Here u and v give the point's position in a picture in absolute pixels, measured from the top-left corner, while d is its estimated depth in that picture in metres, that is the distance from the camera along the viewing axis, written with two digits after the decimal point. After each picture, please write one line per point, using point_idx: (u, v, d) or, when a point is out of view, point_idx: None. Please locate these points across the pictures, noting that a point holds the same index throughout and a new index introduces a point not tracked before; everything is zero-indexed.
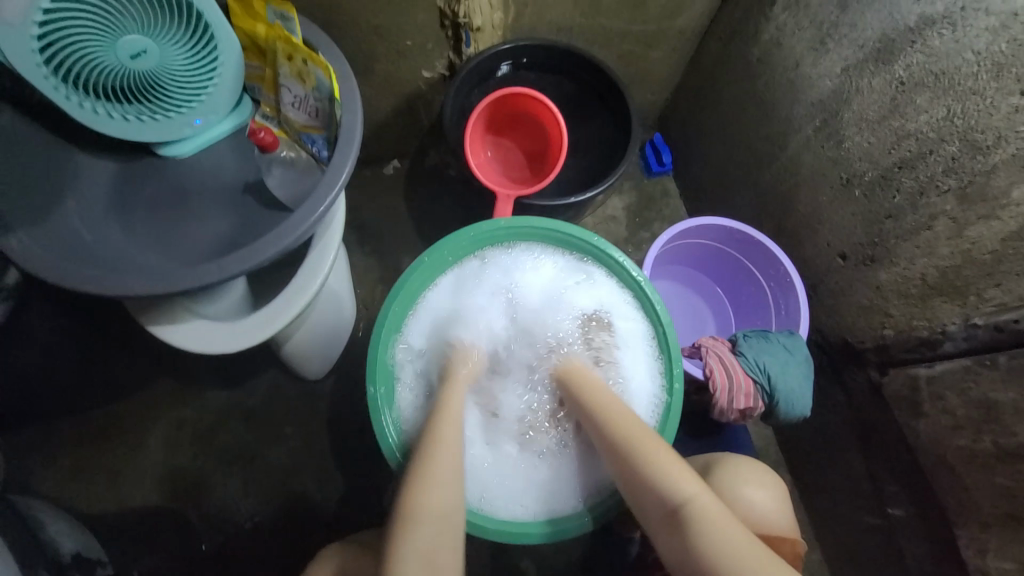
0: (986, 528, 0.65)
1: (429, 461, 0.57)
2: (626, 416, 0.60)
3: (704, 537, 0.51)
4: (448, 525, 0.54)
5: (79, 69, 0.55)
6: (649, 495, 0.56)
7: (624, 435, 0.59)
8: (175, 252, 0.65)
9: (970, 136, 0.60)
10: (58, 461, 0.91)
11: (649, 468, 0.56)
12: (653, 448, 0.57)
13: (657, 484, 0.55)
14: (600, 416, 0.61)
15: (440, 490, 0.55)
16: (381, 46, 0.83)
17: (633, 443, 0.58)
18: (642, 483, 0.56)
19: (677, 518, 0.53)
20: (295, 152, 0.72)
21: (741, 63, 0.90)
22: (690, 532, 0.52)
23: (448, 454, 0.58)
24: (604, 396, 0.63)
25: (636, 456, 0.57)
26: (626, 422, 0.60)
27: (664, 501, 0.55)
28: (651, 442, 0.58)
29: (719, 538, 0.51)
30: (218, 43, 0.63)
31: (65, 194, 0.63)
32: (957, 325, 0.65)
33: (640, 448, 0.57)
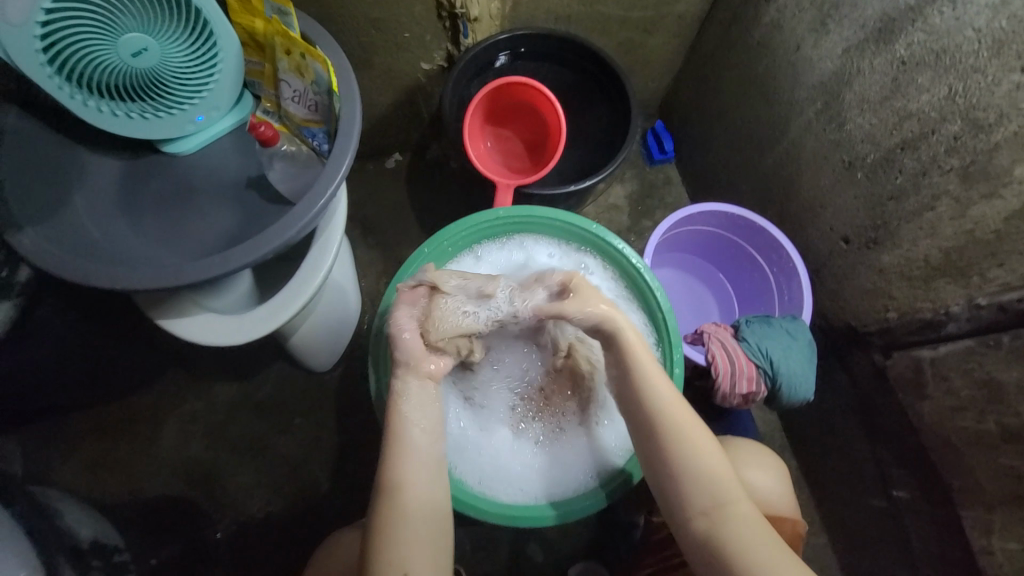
0: (991, 509, 0.65)
1: (410, 445, 0.55)
2: (675, 397, 0.56)
3: (735, 532, 0.52)
4: (431, 513, 0.54)
5: (82, 68, 0.56)
6: (687, 483, 0.54)
7: (671, 420, 0.55)
8: (181, 246, 0.66)
9: (972, 115, 0.59)
10: (75, 453, 0.94)
11: (693, 458, 0.54)
12: (699, 437, 0.55)
13: (699, 474, 0.54)
14: (647, 392, 0.56)
15: (422, 477, 0.54)
16: (379, 39, 0.83)
17: (680, 429, 0.55)
18: (681, 471, 0.54)
19: (712, 510, 0.53)
20: (296, 147, 0.73)
21: (742, 47, 0.90)
22: (722, 525, 0.52)
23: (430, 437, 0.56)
24: (648, 367, 0.57)
25: (683, 444, 0.54)
26: (674, 405, 0.56)
27: (702, 493, 0.53)
28: (698, 431, 0.55)
29: (749, 535, 0.52)
30: (218, 39, 0.64)
31: (73, 194, 0.64)
32: (960, 306, 0.64)
33: (686, 435, 0.55)
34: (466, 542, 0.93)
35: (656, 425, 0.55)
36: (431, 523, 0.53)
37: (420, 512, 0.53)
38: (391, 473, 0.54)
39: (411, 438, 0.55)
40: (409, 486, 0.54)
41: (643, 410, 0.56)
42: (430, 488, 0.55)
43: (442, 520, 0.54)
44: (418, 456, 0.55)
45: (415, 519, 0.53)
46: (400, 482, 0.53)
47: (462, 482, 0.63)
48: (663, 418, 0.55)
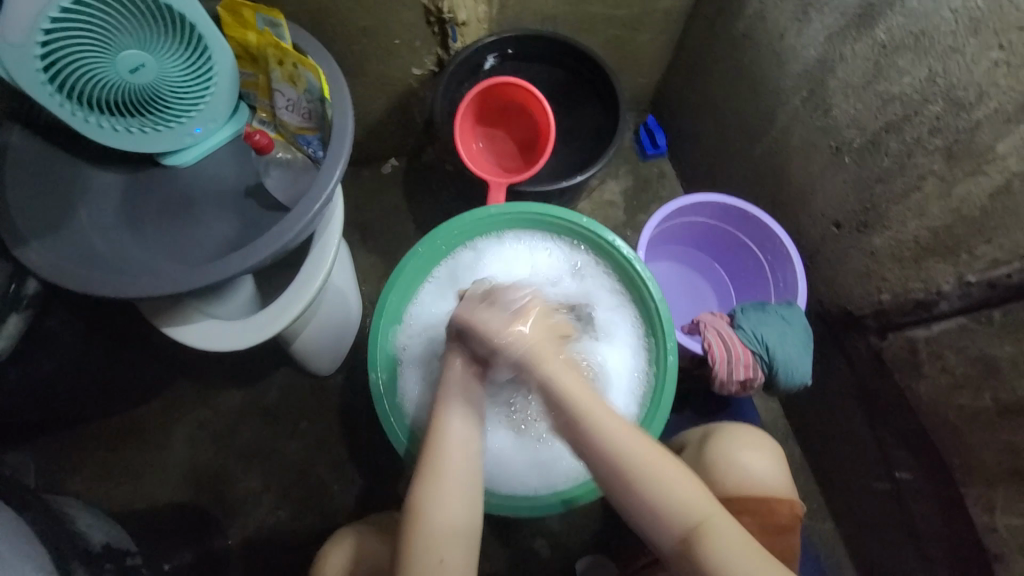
0: (992, 486, 0.65)
1: (443, 460, 0.56)
2: (631, 437, 0.54)
3: (717, 558, 0.50)
4: (461, 534, 0.53)
5: (81, 85, 0.58)
6: (660, 519, 0.52)
7: (632, 461, 0.53)
8: (183, 255, 0.68)
9: (953, 95, 0.60)
10: (87, 464, 0.96)
11: (663, 492, 0.52)
12: (664, 469, 0.53)
13: (671, 507, 0.52)
14: (600, 438, 0.53)
15: (456, 498, 0.54)
16: (370, 47, 0.85)
17: (642, 469, 0.52)
18: (653, 507, 0.52)
19: (689, 538, 0.51)
20: (291, 154, 0.75)
21: (728, 39, 0.91)
22: (702, 553, 0.50)
23: (462, 460, 0.56)
24: (596, 408, 0.55)
25: (650, 482, 0.52)
26: (631, 446, 0.53)
27: (677, 523, 0.52)
28: (663, 464, 0.53)
29: (732, 555, 0.50)
30: (213, 54, 0.66)
31: (78, 207, 0.66)
32: (951, 285, 0.65)
33: (651, 472, 0.52)
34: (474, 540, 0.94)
35: (617, 470, 0.53)
36: (463, 541, 0.53)
37: (456, 528, 0.53)
38: (421, 488, 0.54)
39: (441, 458, 0.56)
40: (441, 505, 0.54)
41: (601, 459, 0.53)
42: (462, 509, 0.54)
43: (473, 537, 0.54)
44: (451, 474, 0.55)
45: (448, 539, 0.52)
46: (429, 499, 0.53)
47: None
48: (623, 461, 0.53)
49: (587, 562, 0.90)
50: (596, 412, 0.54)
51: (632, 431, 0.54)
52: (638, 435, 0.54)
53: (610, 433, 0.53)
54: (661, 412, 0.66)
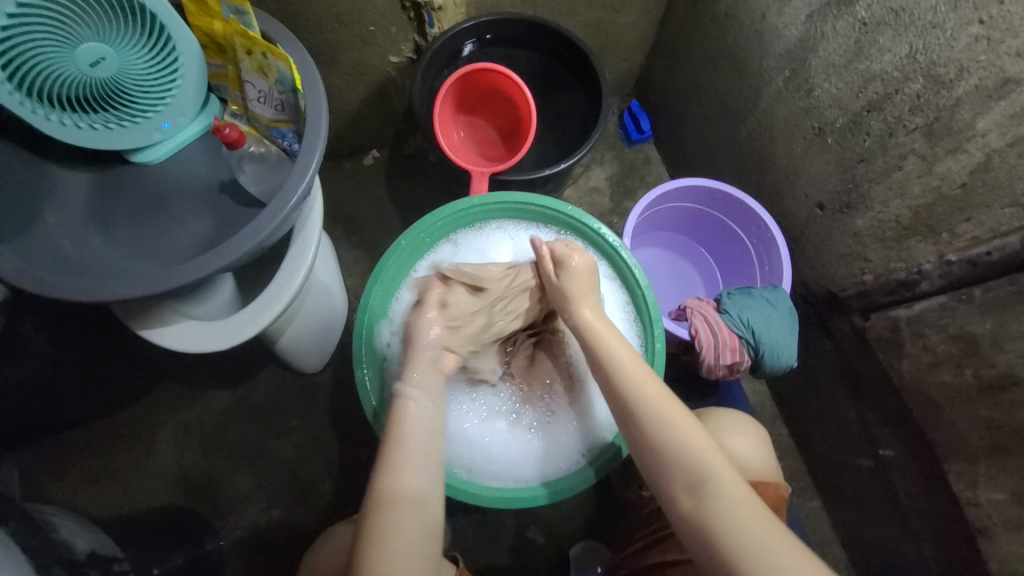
0: (975, 460, 0.65)
1: (403, 432, 0.55)
2: (645, 381, 0.57)
3: (722, 512, 0.50)
4: (421, 503, 0.53)
5: (41, 81, 0.56)
6: (672, 466, 0.53)
7: (645, 401, 0.56)
8: (157, 255, 0.66)
9: (934, 72, 0.60)
10: (72, 470, 0.94)
11: (672, 440, 0.54)
12: (675, 415, 0.55)
13: (680, 456, 0.53)
14: (616, 375, 0.58)
15: (416, 465, 0.54)
16: (343, 35, 0.82)
17: (654, 411, 0.55)
18: (664, 452, 0.54)
19: (698, 490, 0.52)
20: (265, 147, 0.73)
21: (710, 20, 0.89)
22: (710, 505, 0.51)
23: (426, 431, 0.56)
24: (617, 349, 0.59)
25: (662, 427, 0.55)
26: (646, 388, 0.57)
27: (687, 472, 0.53)
28: (674, 412, 0.55)
29: (736, 511, 0.50)
30: (176, 43, 0.63)
31: (44, 210, 0.64)
32: (932, 263, 0.65)
33: (663, 418, 0.55)
34: (468, 531, 0.94)
35: (631, 411, 0.56)
36: (421, 512, 0.52)
37: (417, 509, 0.52)
38: (386, 462, 0.54)
39: (401, 433, 0.55)
40: (402, 472, 0.53)
41: (618, 397, 0.57)
42: (425, 479, 0.54)
43: (433, 511, 0.53)
44: (416, 448, 0.55)
45: (407, 507, 0.52)
46: (395, 471, 0.53)
47: (452, 471, 0.65)
48: (638, 404, 0.56)
49: (580, 547, 0.90)
50: (612, 348, 0.60)
51: (648, 375, 0.58)
52: (651, 381, 0.58)
53: (627, 371, 0.57)
54: None
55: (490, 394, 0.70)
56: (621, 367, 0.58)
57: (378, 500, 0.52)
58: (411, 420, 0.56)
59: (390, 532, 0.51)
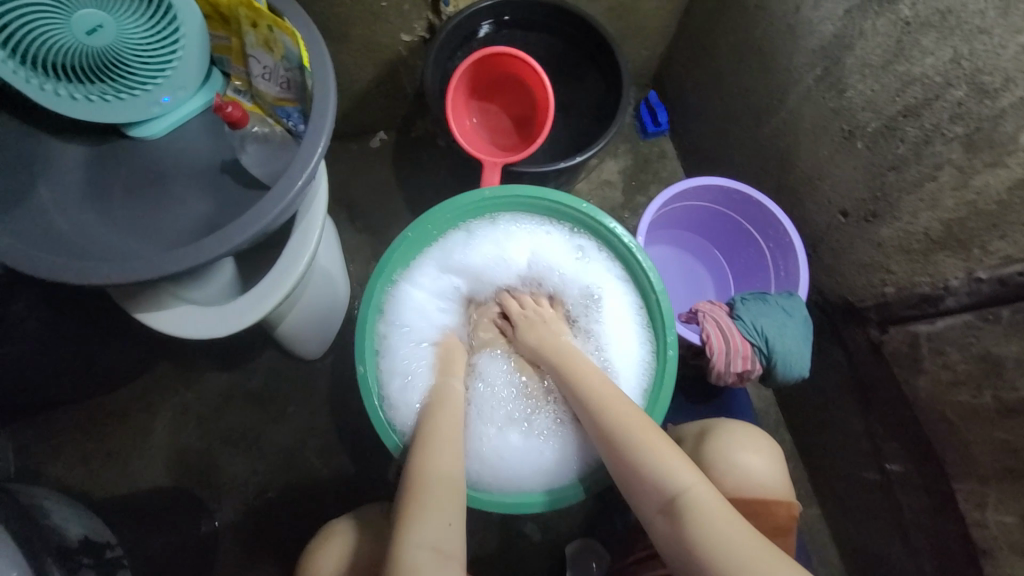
0: (985, 482, 0.64)
1: (436, 425, 0.60)
2: (609, 397, 0.60)
3: (699, 529, 0.49)
4: (455, 488, 0.54)
5: (34, 48, 0.53)
6: (646, 484, 0.54)
7: (612, 419, 0.58)
8: (154, 236, 0.63)
9: (978, 80, 0.57)
10: (67, 447, 0.93)
11: (641, 454, 0.55)
12: (642, 430, 0.56)
13: (651, 473, 0.54)
14: (585, 394, 0.61)
15: (446, 450, 0.57)
16: (355, 11, 0.78)
17: (623, 427, 0.57)
18: (636, 470, 0.55)
19: (673, 508, 0.51)
20: (268, 128, 0.69)
21: (739, 10, 0.85)
22: (685, 524, 0.50)
23: (451, 423, 0.61)
24: (588, 374, 0.62)
25: (632, 444, 0.55)
26: (615, 405, 0.59)
27: (659, 490, 0.53)
28: (644, 427, 0.57)
29: (713, 527, 0.49)
30: (179, 14, 0.59)
31: (38, 184, 0.61)
32: (959, 280, 0.63)
33: (633, 437, 0.56)
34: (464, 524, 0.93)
35: (604, 430, 0.58)
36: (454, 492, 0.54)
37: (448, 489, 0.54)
38: (420, 454, 0.57)
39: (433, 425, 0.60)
40: (433, 459, 0.56)
41: (590, 416, 0.60)
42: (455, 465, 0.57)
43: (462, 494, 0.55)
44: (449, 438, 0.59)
45: (444, 490, 0.54)
46: (425, 459, 0.56)
47: None
48: (609, 423, 0.58)
49: (576, 545, 0.90)
50: (583, 367, 0.63)
51: (619, 397, 0.60)
52: (619, 399, 0.60)
53: (594, 390, 0.60)
54: (661, 403, 0.64)
55: (503, 398, 0.69)
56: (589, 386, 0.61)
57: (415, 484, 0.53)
58: (439, 411, 0.62)
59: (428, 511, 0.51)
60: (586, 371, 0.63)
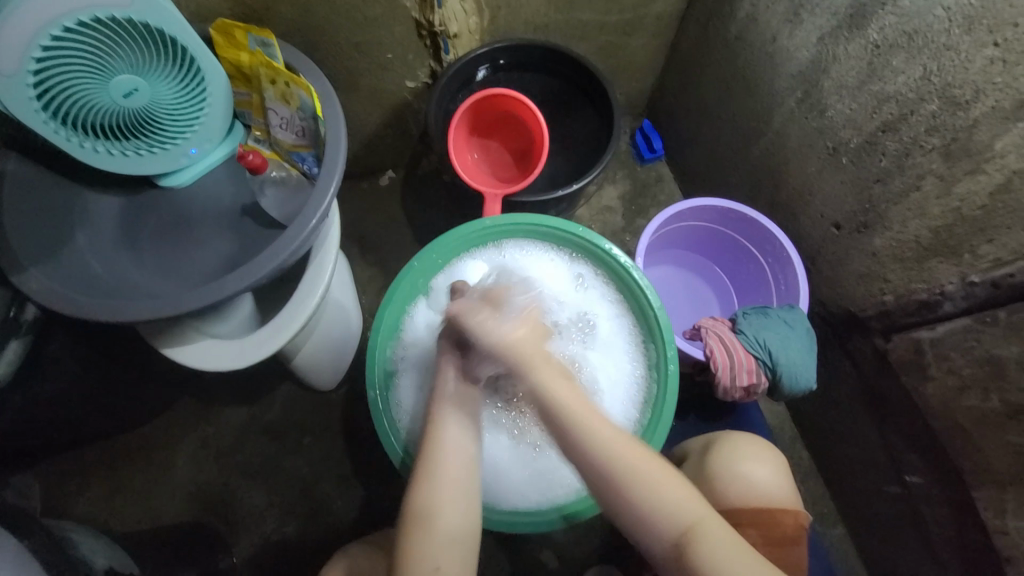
0: (1004, 489, 0.63)
1: (431, 462, 0.57)
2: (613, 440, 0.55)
3: (709, 561, 0.50)
4: (457, 529, 0.54)
5: (75, 111, 0.58)
6: (656, 522, 0.52)
7: (613, 463, 0.54)
8: (181, 275, 0.68)
9: (949, 93, 0.60)
10: (92, 484, 0.96)
11: (649, 494, 0.53)
12: (645, 472, 0.53)
13: (658, 511, 0.52)
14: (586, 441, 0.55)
15: (454, 484, 0.56)
16: (363, 63, 0.85)
17: (628, 475, 0.53)
18: (642, 511, 0.53)
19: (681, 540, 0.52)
20: (286, 172, 0.75)
21: (720, 42, 0.90)
22: (692, 554, 0.51)
23: (455, 463, 0.57)
24: (588, 417, 0.56)
25: (639, 486, 0.53)
26: (618, 448, 0.54)
27: (666, 526, 0.52)
28: (651, 467, 0.54)
29: (720, 555, 0.50)
30: (205, 76, 0.66)
31: (75, 231, 0.66)
32: (954, 284, 0.64)
33: (640, 480, 0.53)
34: (480, 553, 0.92)
35: (599, 477, 0.54)
36: (464, 530, 0.55)
37: (451, 538, 0.54)
38: (416, 486, 0.56)
39: (436, 457, 0.57)
40: (436, 494, 0.55)
41: (591, 463, 0.54)
42: (463, 505, 0.55)
43: (473, 530, 0.55)
44: (451, 473, 0.56)
45: (437, 532, 0.54)
46: (425, 497, 0.55)
47: None
48: (613, 469, 0.53)
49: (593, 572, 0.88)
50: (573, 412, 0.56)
51: (623, 438, 0.55)
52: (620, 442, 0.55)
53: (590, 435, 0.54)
54: (665, 416, 0.66)
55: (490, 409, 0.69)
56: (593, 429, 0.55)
57: (412, 523, 0.54)
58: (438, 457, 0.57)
59: (427, 555, 0.53)
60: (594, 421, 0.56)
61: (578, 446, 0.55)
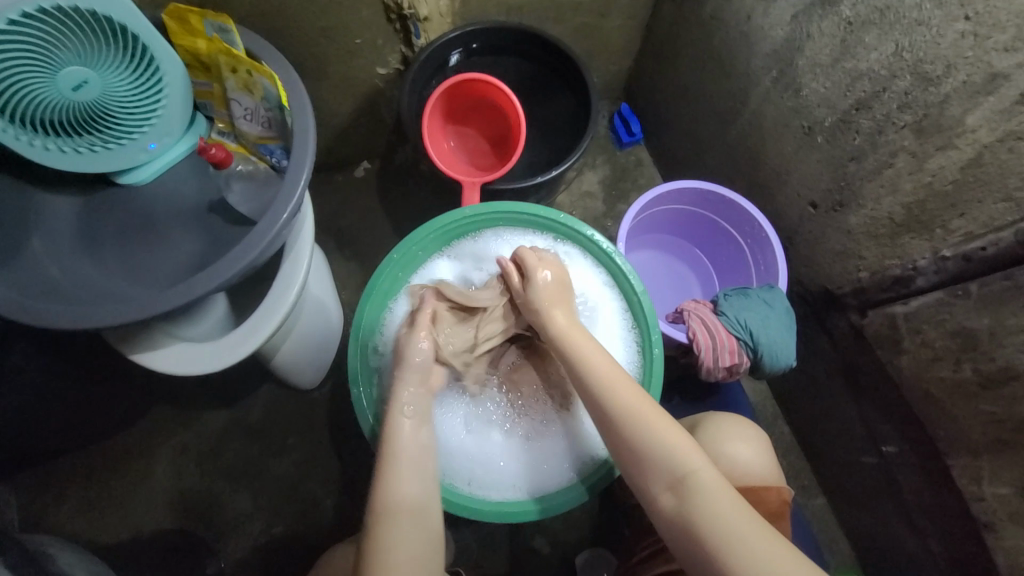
0: (977, 455, 0.65)
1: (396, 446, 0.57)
2: (620, 382, 0.58)
3: (704, 507, 0.51)
4: (418, 512, 0.54)
5: (22, 107, 0.54)
6: (655, 467, 0.54)
7: (612, 399, 0.57)
8: (147, 277, 0.65)
9: (921, 69, 0.60)
10: (68, 496, 0.93)
11: (650, 439, 0.54)
12: (651, 417, 0.56)
13: (654, 456, 0.54)
14: (590, 375, 0.59)
15: (413, 475, 0.56)
16: (330, 49, 0.82)
17: (632, 415, 0.56)
18: (642, 454, 0.54)
19: (680, 486, 0.52)
20: (253, 166, 0.71)
21: (696, 23, 0.90)
22: (688, 501, 0.52)
23: (416, 448, 0.57)
24: (596, 358, 0.60)
25: (640, 426, 0.55)
26: (622, 392, 0.57)
27: (666, 471, 0.53)
28: (649, 409, 0.56)
29: (717, 507, 0.50)
30: (161, 64, 0.62)
31: (30, 236, 0.62)
32: (926, 260, 0.65)
33: (638, 421, 0.55)
34: (472, 544, 0.93)
35: (607, 415, 0.57)
36: (427, 525, 0.54)
37: (416, 529, 0.53)
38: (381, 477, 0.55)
39: (395, 449, 0.57)
40: (397, 487, 0.55)
41: (595, 399, 0.58)
42: (424, 494, 0.55)
43: (435, 527, 0.54)
44: (410, 459, 0.57)
45: (403, 517, 0.53)
46: (390, 483, 0.55)
47: (450, 487, 0.64)
48: (616, 407, 0.56)
49: (585, 554, 0.89)
50: (583, 345, 0.61)
51: (622, 377, 0.59)
52: (625, 383, 0.58)
53: (600, 369, 0.59)
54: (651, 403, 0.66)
55: (479, 404, 0.69)
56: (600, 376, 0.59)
57: (379, 513, 0.53)
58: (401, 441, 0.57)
59: (393, 543, 0.52)
60: (597, 360, 0.60)
61: (585, 382, 0.59)
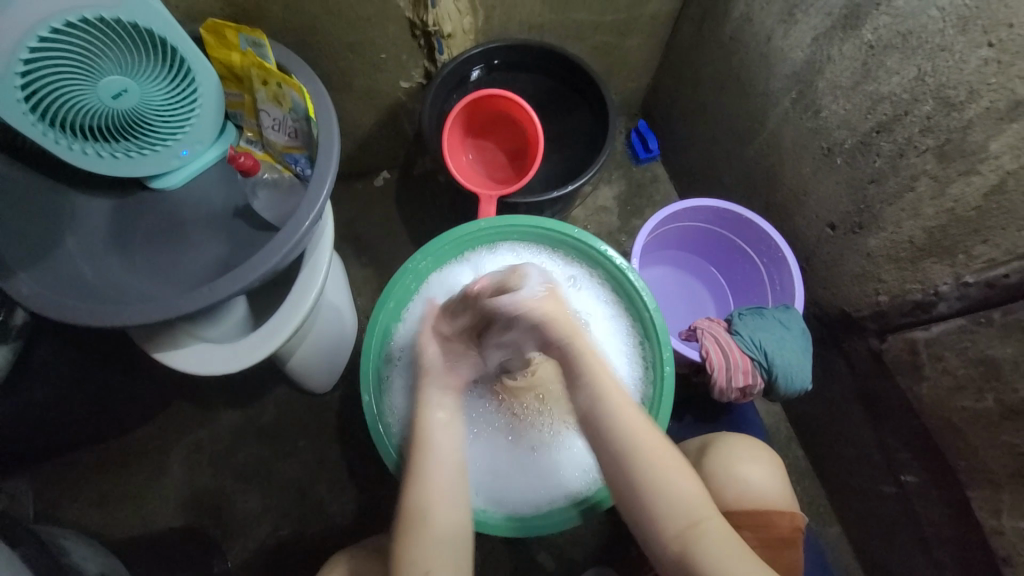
0: (999, 488, 0.63)
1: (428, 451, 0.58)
2: (639, 428, 0.56)
3: (712, 558, 0.51)
4: (445, 528, 0.55)
5: (63, 112, 0.57)
6: (669, 516, 0.53)
7: (630, 448, 0.55)
8: (173, 279, 0.67)
9: (943, 94, 0.60)
10: (84, 489, 0.95)
11: (666, 488, 0.54)
12: (667, 464, 0.54)
13: (665, 500, 0.53)
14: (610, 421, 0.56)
15: (438, 485, 0.57)
16: (356, 62, 0.85)
17: (650, 461, 0.54)
18: (655, 502, 0.54)
19: (688, 536, 0.52)
20: (278, 174, 0.74)
21: (715, 43, 0.90)
22: (696, 550, 0.52)
23: (444, 456, 0.59)
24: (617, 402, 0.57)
25: (656, 475, 0.54)
26: (640, 437, 0.55)
27: (675, 521, 0.53)
28: (667, 456, 0.55)
29: (725, 558, 0.51)
30: (196, 76, 0.64)
31: (64, 234, 0.65)
32: (948, 285, 0.64)
33: (654, 465, 0.54)
34: (477, 556, 0.92)
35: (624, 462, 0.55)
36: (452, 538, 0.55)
37: (438, 533, 0.55)
38: (413, 480, 0.57)
39: (427, 452, 0.58)
40: (423, 493, 0.56)
41: (611, 445, 0.56)
42: (454, 509, 0.56)
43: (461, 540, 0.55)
44: (442, 467, 0.58)
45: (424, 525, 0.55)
46: (419, 494, 0.56)
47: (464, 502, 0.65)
48: (631, 455, 0.54)
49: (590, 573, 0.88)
50: (608, 389, 0.57)
51: (643, 423, 0.56)
52: (645, 431, 0.56)
53: (621, 415, 0.56)
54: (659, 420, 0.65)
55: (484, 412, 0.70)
56: (620, 420, 0.56)
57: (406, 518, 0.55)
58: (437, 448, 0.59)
59: (417, 549, 0.54)
60: (613, 401, 0.56)
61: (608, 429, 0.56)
